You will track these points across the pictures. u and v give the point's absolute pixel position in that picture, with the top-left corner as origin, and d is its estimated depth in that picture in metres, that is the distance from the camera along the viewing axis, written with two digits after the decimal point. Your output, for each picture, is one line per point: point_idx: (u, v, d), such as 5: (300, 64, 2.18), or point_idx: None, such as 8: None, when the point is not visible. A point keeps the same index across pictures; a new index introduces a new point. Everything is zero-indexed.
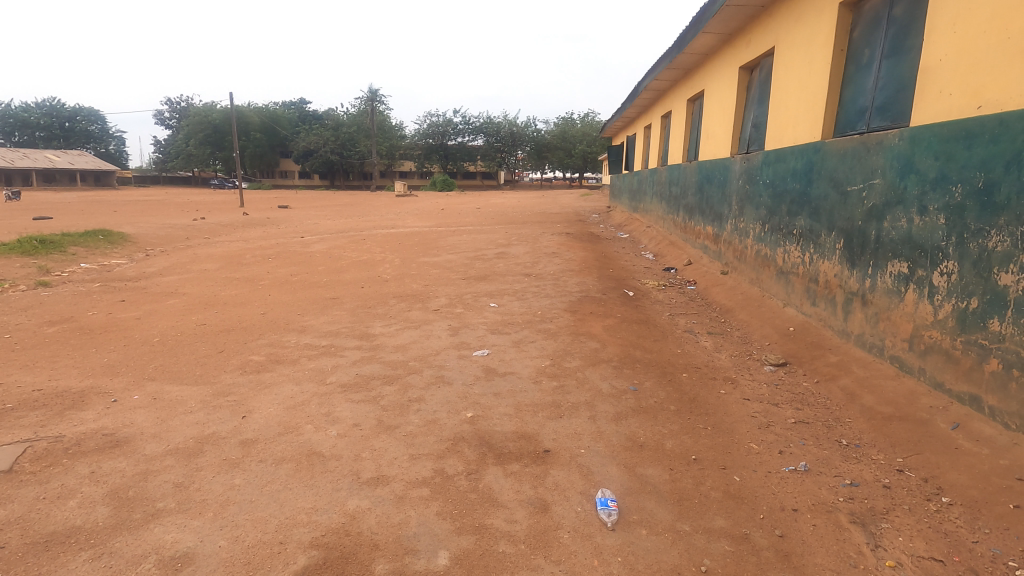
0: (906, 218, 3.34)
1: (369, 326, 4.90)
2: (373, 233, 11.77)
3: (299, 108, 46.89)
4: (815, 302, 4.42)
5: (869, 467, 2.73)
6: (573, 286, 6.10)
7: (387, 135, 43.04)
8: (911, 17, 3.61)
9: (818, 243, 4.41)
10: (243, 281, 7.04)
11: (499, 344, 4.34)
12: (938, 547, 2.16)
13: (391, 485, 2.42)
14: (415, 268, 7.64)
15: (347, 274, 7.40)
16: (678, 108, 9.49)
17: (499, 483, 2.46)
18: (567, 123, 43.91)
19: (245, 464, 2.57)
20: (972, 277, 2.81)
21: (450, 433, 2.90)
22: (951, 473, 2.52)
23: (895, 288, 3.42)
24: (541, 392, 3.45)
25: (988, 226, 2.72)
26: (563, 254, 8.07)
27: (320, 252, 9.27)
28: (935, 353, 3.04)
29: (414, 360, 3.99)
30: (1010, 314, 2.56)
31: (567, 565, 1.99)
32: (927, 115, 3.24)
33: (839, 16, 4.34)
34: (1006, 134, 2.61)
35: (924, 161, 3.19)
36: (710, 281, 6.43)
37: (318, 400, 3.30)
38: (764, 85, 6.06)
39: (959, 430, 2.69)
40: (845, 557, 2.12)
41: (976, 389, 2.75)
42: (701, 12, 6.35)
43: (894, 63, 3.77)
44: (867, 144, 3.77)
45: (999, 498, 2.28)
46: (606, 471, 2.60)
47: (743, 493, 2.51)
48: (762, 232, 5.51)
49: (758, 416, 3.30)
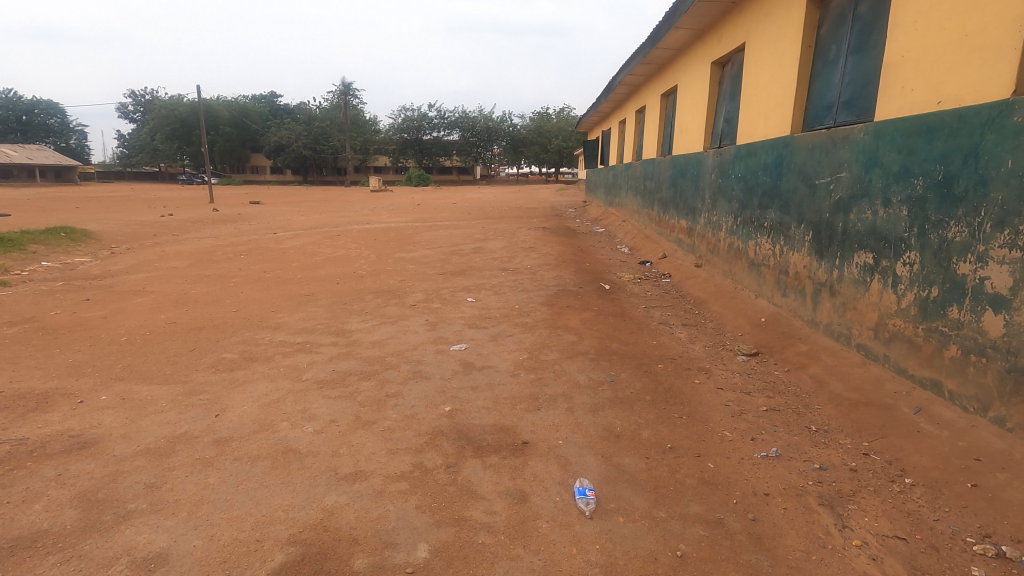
0: (871, 210, 3.44)
1: (346, 322, 4.84)
2: (348, 228, 11.63)
3: (270, 100, 45.88)
4: (785, 293, 4.53)
5: (838, 452, 2.82)
6: (550, 281, 6.12)
7: (361, 129, 42.47)
8: (876, 15, 3.71)
9: (788, 235, 4.51)
10: (214, 279, 6.88)
11: (476, 338, 4.34)
12: (901, 526, 2.24)
13: (369, 480, 2.40)
14: (391, 264, 7.58)
15: (322, 270, 7.30)
16: (652, 103, 9.58)
17: (478, 475, 2.47)
18: (543, 119, 44.00)
19: (219, 462, 2.53)
20: (932, 266, 2.91)
21: (429, 427, 2.89)
22: (914, 455, 2.62)
23: (861, 278, 3.53)
24: (518, 386, 3.46)
25: (947, 218, 2.81)
26: (539, 248, 8.09)
27: (294, 248, 9.12)
28: (899, 340, 3.15)
29: (391, 355, 3.97)
30: (968, 301, 2.67)
31: (546, 555, 2.01)
32: (891, 111, 3.34)
33: (808, 12, 4.43)
34: (964, 129, 2.71)
35: (887, 154, 3.28)
36: (685, 274, 6.52)
37: (293, 397, 3.25)
38: (735, 81, 6.16)
39: (921, 414, 2.80)
40: (814, 538, 2.18)
41: (937, 374, 2.85)
42: (674, 8, 6.41)
43: (859, 59, 3.87)
44: (833, 138, 3.87)
45: (957, 478, 2.39)
46: (584, 461, 2.63)
47: (717, 480, 2.56)
48: (734, 226, 5.61)
49: (732, 405, 3.37)
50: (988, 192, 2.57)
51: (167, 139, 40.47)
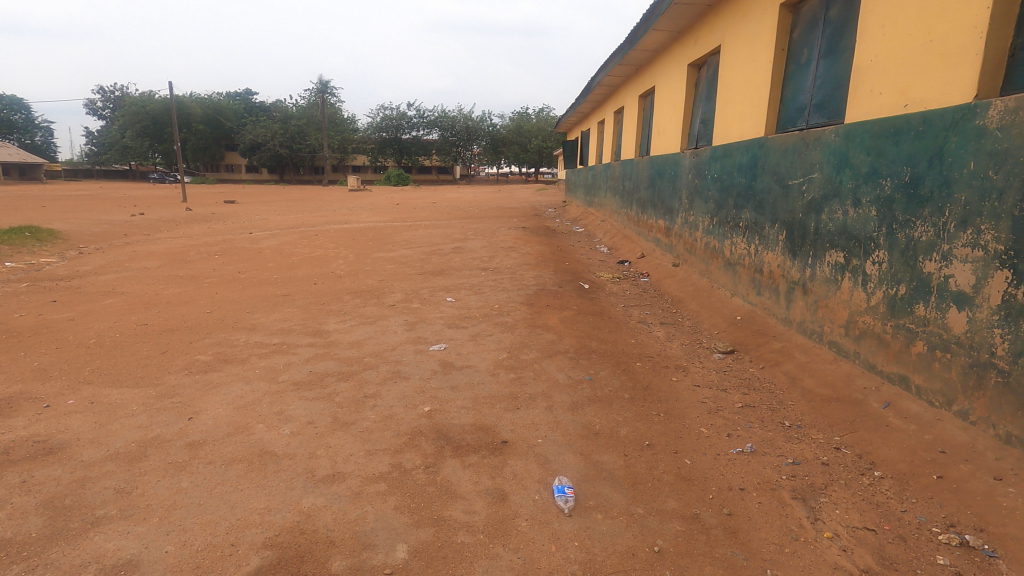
0: (842, 210, 3.52)
1: (323, 323, 4.79)
2: (326, 228, 11.49)
3: (245, 97, 45.07)
4: (759, 292, 4.61)
5: (810, 446, 2.88)
6: (530, 280, 6.14)
7: (339, 128, 42.01)
8: (845, 19, 3.80)
9: (762, 235, 4.59)
10: (187, 279, 6.74)
11: (455, 338, 4.33)
12: (870, 518, 2.30)
13: (347, 482, 2.38)
14: (370, 264, 7.51)
15: (298, 271, 7.19)
16: (630, 104, 9.66)
17: (458, 475, 2.47)
18: (522, 120, 44.09)
19: (192, 466, 2.48)
20: (900, 264, 2.99)
21: (407, 427, 2.88)
22: (883, 449, 2.69)
23: (832, 277, 3.61)
24: (498, 385, 3.46)
25: (914, 217, 2.89)
26: (519, 248, 8.10)
27: (270, 248, 8.97)
28: (868, 336, 3.23)
29: (369, 356, 3.93)
30: (934, 299, 2.75)
31: (525, 553, 2.01)
32: (860, 114, 3.43)
33: (780, 16, 4.52)
34: (929, 131, 2.79)
35: (857, 156, 3.36)
36: (662, 273, 6.60)
37: (269, 399, 3.21)
38: (711, 82, 6.24)
39: (890, 409, 2.88)
40: (787, 531, 2.23)
41: (904, 369, 2.93)
42: (651, 10, 6.48)
43: (830, 62, 3.97)
44: (806, 139, 3.95)
45: (924, 470, 2.47)
46: (563, 459, 2.64)
47: (694, 476, 2.60)
48: (711, 225, 5.69)
49: (708, 402, 3.43)
50: (951, 193, 2.65)
51: (138, 136, 39.49)
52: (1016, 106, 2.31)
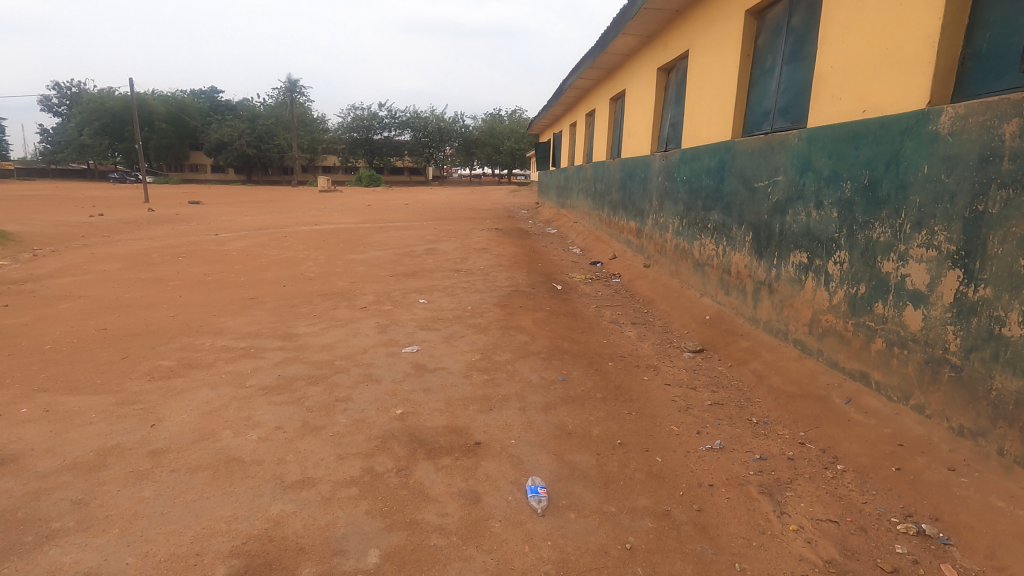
0: (805, 212, 3.62)
1: (293, 326, 4.70)
2: (296, 229, 11.28)
3: (210, 95, 43.92)
4: (727, 291, 4.71)
5: (776, 442, 2.95)
6: (503, 281, 6.14)
7: (308, 127, 41.32)
8: (807, 27, 3.92)
9: (730, 236, 4.70)
10: (149, 282, 6.53)
11: (428, 340, 4.30)
12: (833, 510, 2.37)
13: (317, 487, 2.34)
14: (341, 265, 7.41)
15: (267, 273, 7.04)
16: (602, 106, 9.77)
17: (430, 477, 2.45)
18: (495, 121, 44.11)
19: (155, 475, 2.40)
20: (860, 264, 3.09)
21: (379, 431, 2.85)
22: (845, 443, 2.78)
23: (797, 277, 3.71)
24: (471, 386, 3.45)
25: (873, 219, 3.00)
26: (492, 249, 8.09)
27: (237, 250, 8.76)
28: (831, 334, 3.33)
29: (340, 359, 3.88)
30: (892, 298, 2.85)
31: (498, 554, 2.01)
32: (822, 119, 3.54)
33: (746, 23, 4.64)
34: (886, 136, 2.90)
35: (819, 160, 3.47)
36: (634, 274, 6.68)
37: (236, 404, 3.13)
38: (679, 86, 6.35)
39: (851, 404, 2.97)
40: (754, 525, 2.28)
41: (864, 366, 3.04)
42: (621, 14, 6.57)
43: (793, 68, 4.09)
44: (771, 143, 4.06)
45: (884, 463, 2.56)
46: (536, 460, 2.65)
47: (664, 473, 2.64)
48: (680, 227, 5.79)
49: (678, 400, 3.48)
50: (907, 195, 2.76)
51: (97, 134, 38.11)
52: (967, 112, 2.41)
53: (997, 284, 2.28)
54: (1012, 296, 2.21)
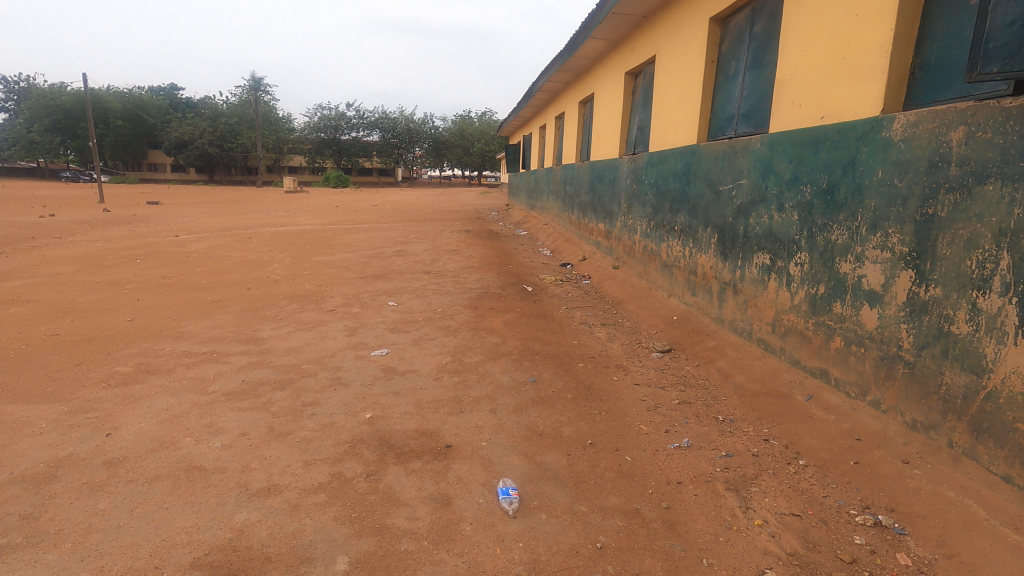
0: (768, 214, 3.73)
1: (258, 329, 4.58)
2: (260, 231, 11.01)
3: (170, 92, 42.50)
4: (694, 292, 4.81)
5: (741, 439, 3.03)
6: (473, 283, 6.12)
7: (274, 127, 40.44)
8: (767, 34, 4.04)
9: (696, 238, 4.80)
10: (104, 285, 6.27)
11: (398, 342, 4.26)
12: (796, 504, 2.44)
13: (283, 494, 2.29)
14: (307, 267, 7.26)
15: (231, 275, 6.86)
16: (571, 109, 9.85)
17: (401, 481, 2.42)
18: (465, 123, 44.01)
19: (110, 486, 2.31)
20: (820, 265, 3.19)
21: (348, 435, 2.80)
22: (806, 438, 2.87)
23: (760, 278, 3.81)
24: (441, 389, 3.43)
25: (831, 222, 3.10)
26: (462, 251, 8.06)
27: (198, 252, 8.50)
28: (792, 333, 3.44)
29: (307, 363, 3.80)
30: (849, 297, 2.96)
31: (470, 557, 2.00)
32: (783, 124, 3.65)
33: (710, 30, 4.75)
34: (843, 142, 3.00)
35: (780, 164, 3.57)
36: (603, 275, 6.76)
37: (198, 410, 3.04)
38: (647, 90, 6.46)
39: (812, 401, 3.07)
40: (721, 520, 2.33)
41: (824, 363, 3.14)
42: (589, 18, 6.63)
43: (755, 75, 4.20)
44: (734, 147, 4.17)
45: (843, 457, 2.65)
46: (507, 461, 2.65)
47: (634, 472, 2.67)
48: (648, 229, 5.88)
49: (647, 399, 3.53)
50: (863, 199, 2.86)
51: (47, 131, 36.44)
52: (917, 119, 2.52)
53: (946, 284, 2.39)
54: (960, 296, 2.32)
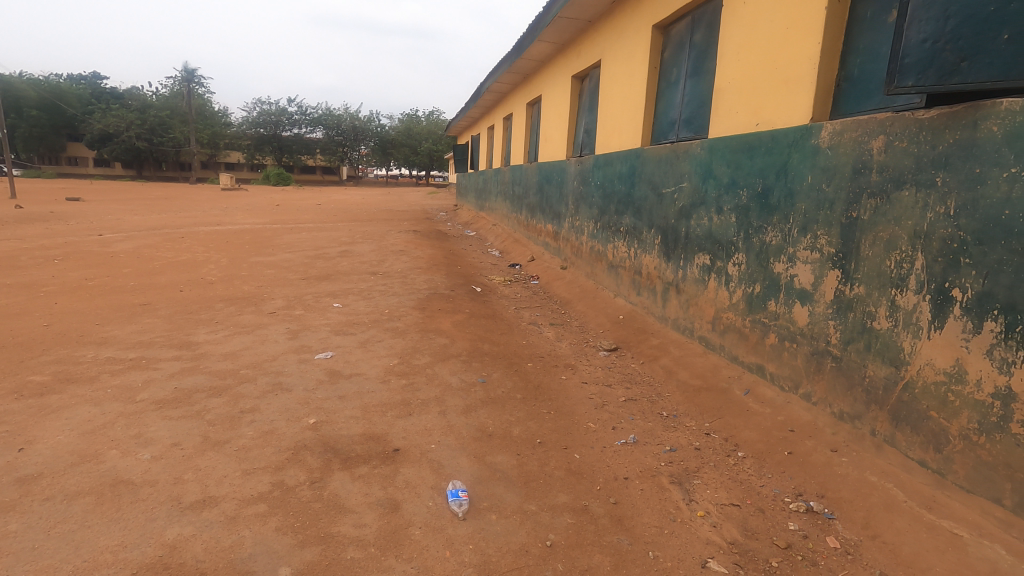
0: (707, 217, 3.87)
1: (191, 334, 4.35)
2: (193, 230, 10.44)
3: (93, 81, 39.72)
4: (639, 291, 4.93)
5: (684, 434, 3.13)
6: (421, 284, 6.05)
7: (209, 121, 38.56)
8: (706, 44, 4.20)
9: (640, 239, 4.92)
10: (16, 288, 5.78)
11: (343, 345, 4.14)
12: (735, 494, 2.54)
13: (220, 506, 2.17)
14: (246, 268, 6.96)
15: (161, 277, 6.48)
16: (519, 111, 9.90)
17: (346, 488, 2.35)
18: (412, 122, 43.50)
19: (23, 505, 2.12)
20: (756, 266, 3.35)
21: (290, 442, 2.69)
22: (744, 431, 3.00)
23: (700, 277, 3.95)
24: (389, 392, 3.36)
25: (766, 224, 3.25)
26: (410, 251, 7.96)
27: (124, 252, 7.97)
28: (731, 331, 3.58)
29: (246, 367, 3.64)
30: (783, 295, 3.11)
31: (419, 562, 1.96)
32: (721, 131, 3.81)
33: (653, 37, 4.90)
34: (776, 148, 3.16)
35: (719, 168, 3.72)
36: (551, 276, 6.83)
37: (124, 421, 2.84)
38: (592, 94, 6.57)
39: (750, 395, 3.21)
40: (666, 513, 2.39)
41: (760, 359, 3.29)
42: (536, 21, 6.68)
43: (695, 82, 4.36)
44: (676, 151, 4.31)
45: (778, 448, 2.78)
46: (456, 463, 2.63)
47: (582, 469, 2.71)
48: (595, 230, 5.98)
49: (595, 397, 3.60)
50: (794, 202, 3.02)
51: None
52: (842, 128, 2.69)
53: (868, 283, 2.55)
54: (880, 293, 2.49)
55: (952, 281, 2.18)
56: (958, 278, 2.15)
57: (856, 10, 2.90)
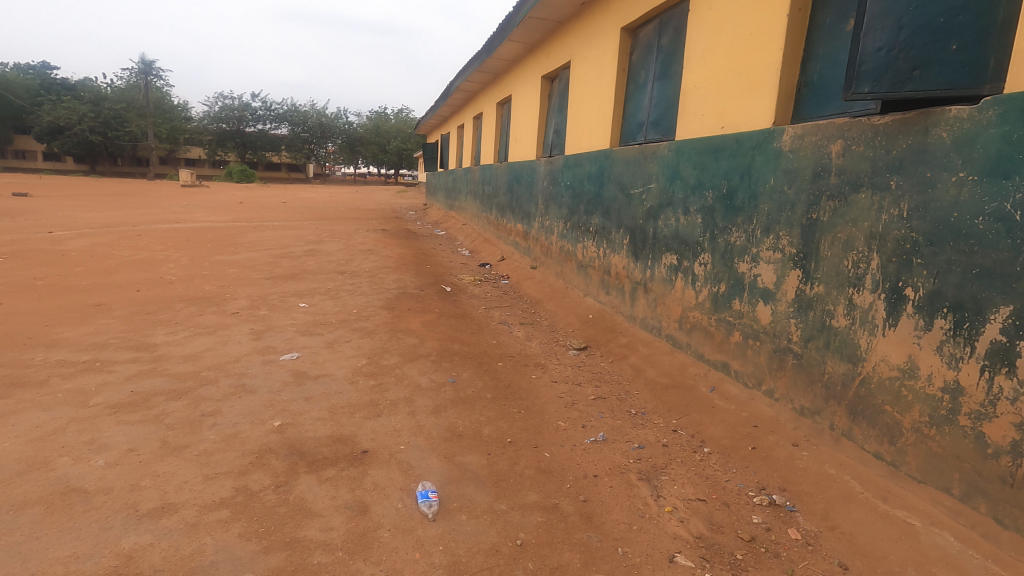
0: (674, 217, 3.93)
1: (149, 335, 4.19)
2: (152, 227, 10.08)
3: (42, 71, 37.94)
4: (607, 291, 4.99)
5: (652, 431, 3.18)
6: (390, 283, 5.98)
7: (168, 115, 37.29)
8: (673, 47, 4.27)
9: (609, 239, 4.97)
10: None
11: (310, 346, 4.06)
12: (701, 489, 2.60)
13: (180, 513, 2.10)
14: (208, 267, 6.75)
15: (117, 276, 6.23)
16: (489, 110, 9.88)
17: (313, 491, 2.31)
18: (381, 120, 42.99)
19: None
20: (721, 265, 3.42)
21: (254, 446, 2.62)
22: (710, 427, 3.06)
23: (668, 277, 4.02)
24: (357, 393, 3.31)
25: (731, 224, 3.33)
26: (379, 250, 7.85)
27: (77, 250, 7.64)
28: (697, 329, 3.66)
29: (208, 369, 3.53)
30: (747, 294, 3.19)
31: (388, 565, 1.94)
32: (687, 133, 3.88)
33: (621, 39, 4.96)
34: (740, 150, 3.24)
35: (686, 169, 3.79)
36: (521, 275, 6.84)
37: (77, 426, 2.72)
38: (562, 95, 6.61)
39: (715, 392, 3.28)
40: (635, 510, 2.42)
41: (725, 357, 3.37)
42: (506, 20, 6.68)
43: (663, 85, 4.43)
44: (644, 152, 4.37)
45: (742, 443, 2.85)
46: (426, 464, 2.60)
47: (552, 467, 2.72)
48: (565, 230, 6.02)
49: (565, 396, 3.62)
50: (757, 204, 3.10)
51: None
52: (803, 132, 2.77)
53: (828, 282, 2.64)
54: (839, 293, 2.58)
55: (905, 280, 2.27)
56: (911, 277, 2.24)
57: (816, 18, 3.00)
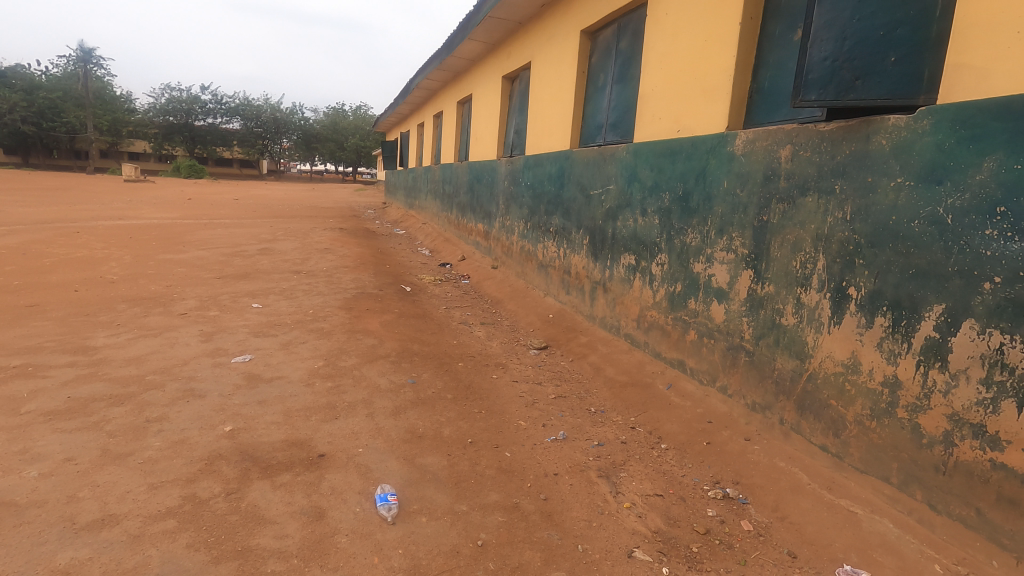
0: (633, 218, 4.00)
1: (89, 337, 3.96)
2: (91, 224, 9.53)
3: None
4: (568, 291, 5.03)
5: (611, 428, 3.22)
6: (347, 283, 5.85)
7: (110, 106, 35.43)
8: (631, 51, 4.35)
9: (569, 239, 5.02)
10: None
11: (263, 348, 3.93)
12: (659, 485, 2.65)
13: (122, 525, 1.99)
14: (154, 266, 6.45)
15: (52, 275, 5.87)
16: (449, 109, 9.82)
17: (267, 498, 2.23)
18: (339, 116, 42.11)
19: None
20: (677, 265, 3.50)
21: (203, 452, 2.52)
22: (666, 423, 3.13)
23: (626, 277, 4.09)
24: (313, 396, 3.22)
25: (686, 226, 3.41)
26: (336, 250, 7.68)
27: (8, 248, 7.16)
28: (654, 328, 3.73)
29: (153, 373, 3.37)
30: (702, 294, 3.28)
31: (345, 570, 1.90)
32: (644, 136, 3.95)
33: (581, 42, 5.01)
34: (695, 154, 3.33)
35: (643, 171, 3.86)
36: (482, 275, 6.83)
37: (6, 436, 2.54)
38: (523, 95, 6.63)
39: (672, 389, 3.36)
40: (594, 507, 2.45)
41: (681, 354, 3.45)
42: (467, 19, 6.66)
43: (621, 88, 4.50)
44: (603, 154, 4.43)
45: (698, 439, 2.93)
46: (385, 466, 2.56)
47: (513, 467, 2.72)
48: (525, 230, 6.04)
49: (525, 395, 3.63)
50: (711, 206, 3.19)
51: None
52: (755, 137, 2.87)
53: (777, 282, 2.74)
54: (788, 292, 2.68)
55: (848, 280, 2.38)
56: (854, 277, 2.36)
57: (766, 27, 3.10)
